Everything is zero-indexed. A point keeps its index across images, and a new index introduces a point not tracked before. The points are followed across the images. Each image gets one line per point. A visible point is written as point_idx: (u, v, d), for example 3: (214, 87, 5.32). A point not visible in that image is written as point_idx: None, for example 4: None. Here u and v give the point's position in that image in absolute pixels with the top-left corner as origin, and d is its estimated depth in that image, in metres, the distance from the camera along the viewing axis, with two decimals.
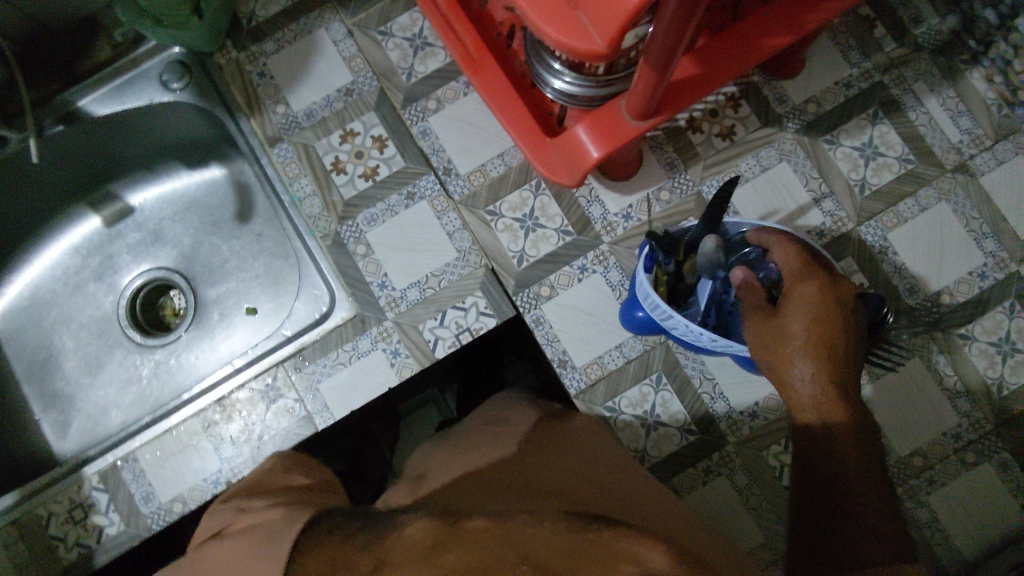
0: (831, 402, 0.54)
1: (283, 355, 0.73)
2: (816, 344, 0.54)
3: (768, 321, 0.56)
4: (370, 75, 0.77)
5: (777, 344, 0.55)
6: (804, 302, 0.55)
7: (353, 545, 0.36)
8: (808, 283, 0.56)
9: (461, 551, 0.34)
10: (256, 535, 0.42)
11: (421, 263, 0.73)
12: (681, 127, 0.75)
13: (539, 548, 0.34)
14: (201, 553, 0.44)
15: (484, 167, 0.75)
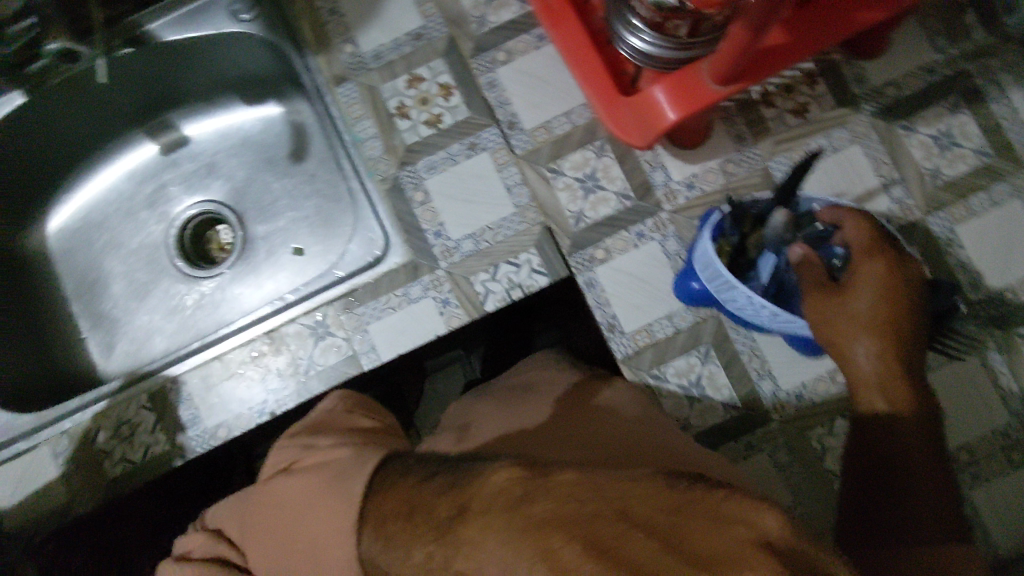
0: (893, 378, 0.56)
1: (335, 295, 0.73)
2: (876, 321, 0.56)
3: (829, 299, 0.57)
4: (441, 21, 0.76)
5: (840, 322, 0.57)
6: (869, 279, 0.57)
7: (428, 487, 0.40)
8: (872, 260, 0.57)
9: (548, 500, 0.36)
10: (326, 471, 0.48)
11: (478, 215, 0.73)
12: (753, 100, 0.73)
13: (624, 498, 0.36)
14: (275, 485, 0.51)
15: (549, 124, 0.74)
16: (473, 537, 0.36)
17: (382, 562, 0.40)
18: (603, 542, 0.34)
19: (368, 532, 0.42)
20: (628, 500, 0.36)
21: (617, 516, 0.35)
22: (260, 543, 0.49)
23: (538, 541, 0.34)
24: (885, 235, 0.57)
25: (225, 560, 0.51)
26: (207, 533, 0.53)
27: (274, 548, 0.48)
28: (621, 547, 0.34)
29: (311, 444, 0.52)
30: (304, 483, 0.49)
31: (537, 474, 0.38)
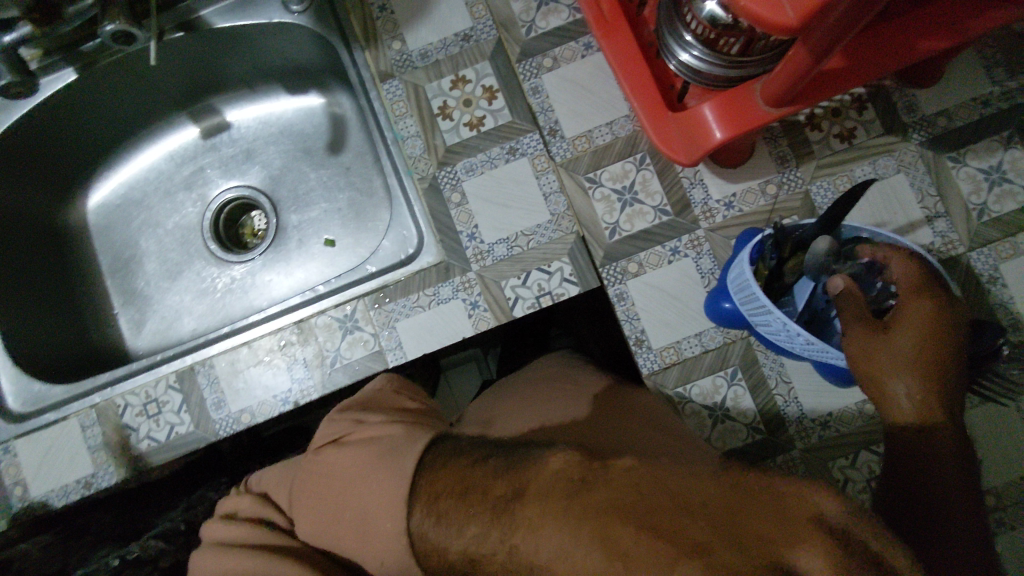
0: (932, 419, 0.54)
1: (366, 290, 0.74)
2: (919, 365, 0.55)
3: (873, 333, 0.55)
4: (490, 24, 0.76)
5: (878, 359, 0.55)
6: (915, 321, 0.55)
7: (484, 469, 0.47)
8: (920, 304, 0.55)
9: (605, 488, 0.40)
10: (383, 444, 0.57)
11: (512, 219, 0.73)
12: (799, 122, 0.72)
13: (682, 489, 0.39)
14: (327, 455, 0.59)
15: (590, 133, 0.74)
16: (536, 516, 0.41)
17: (432, 534, 0.48)
18: (662, 526, 0.37)
19: (417, 507, 0.51)
20: (689, 494, 0.39)
21: (663, 513, 0.38)
22: (312, 521, 0.58)
23: (602, 525, 0.39)
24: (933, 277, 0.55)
25: (261, 521, 0.62)
26: (252, 499, 0.65)
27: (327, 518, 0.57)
28: (677, 529, 0.37)
29: (362, 420, 0.60)
30: (352, 456, 0.57)
31: (594, 465, 0.43)
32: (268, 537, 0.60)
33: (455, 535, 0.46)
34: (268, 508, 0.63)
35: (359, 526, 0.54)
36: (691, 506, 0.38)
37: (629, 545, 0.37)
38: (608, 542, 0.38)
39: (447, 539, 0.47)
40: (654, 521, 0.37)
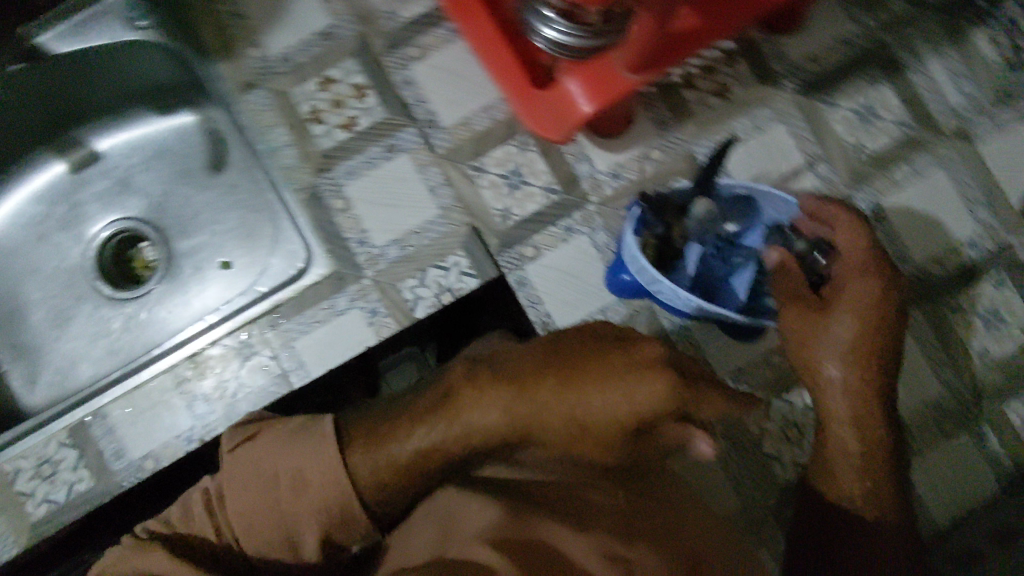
0: (863, 395, 0.61)
1: (259, 312, 0.71)
2: (854, 350, 0.60)
3: (806, 310, 0.60)
4: (350, 19, 0.73)
5: (811, 333, 0.61)
6: (861, 300, 0.60)
7: (403, 400, 0.55)
8: (861, 279, 0.60)
9: (504, 364, 0.53)
10: (290, 422, 0.55)
11: (401, 219, 0.71)
12: (674, 83, 0.71)
13: (561, 350, 0.52)
14: (240, 456, 0.54)
15: (468, 121, 0.72)
16: (463, 396, 0.52)
17: (382, 462, 0.52)
18: (574, 377, 0.50)
19: (359, 449, 0.52)
20: (574, 351, 0.52)
21: (551, 370, 0.51)
22: (250, 523, 0.53)
23: (524, 389, 0.51)
24: (879, 258, 0.60)
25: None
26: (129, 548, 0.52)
27: (269, 517, 0.52)
28: (583, 377, 0.50)
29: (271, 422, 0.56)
30: (278, 441, 0.53)
31: (478, 359, 0.55)
32: (172, 571, 0.49)
33: (404, 438, 0.52)
34: (154, 544, 0.51)
35: (299, 504, 0.52)
36: (557, 354, 0.52)
37: (542, 389, 0.50)
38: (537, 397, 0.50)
39: (392, 445, 0.52)
40: (547, 373, 0.51)
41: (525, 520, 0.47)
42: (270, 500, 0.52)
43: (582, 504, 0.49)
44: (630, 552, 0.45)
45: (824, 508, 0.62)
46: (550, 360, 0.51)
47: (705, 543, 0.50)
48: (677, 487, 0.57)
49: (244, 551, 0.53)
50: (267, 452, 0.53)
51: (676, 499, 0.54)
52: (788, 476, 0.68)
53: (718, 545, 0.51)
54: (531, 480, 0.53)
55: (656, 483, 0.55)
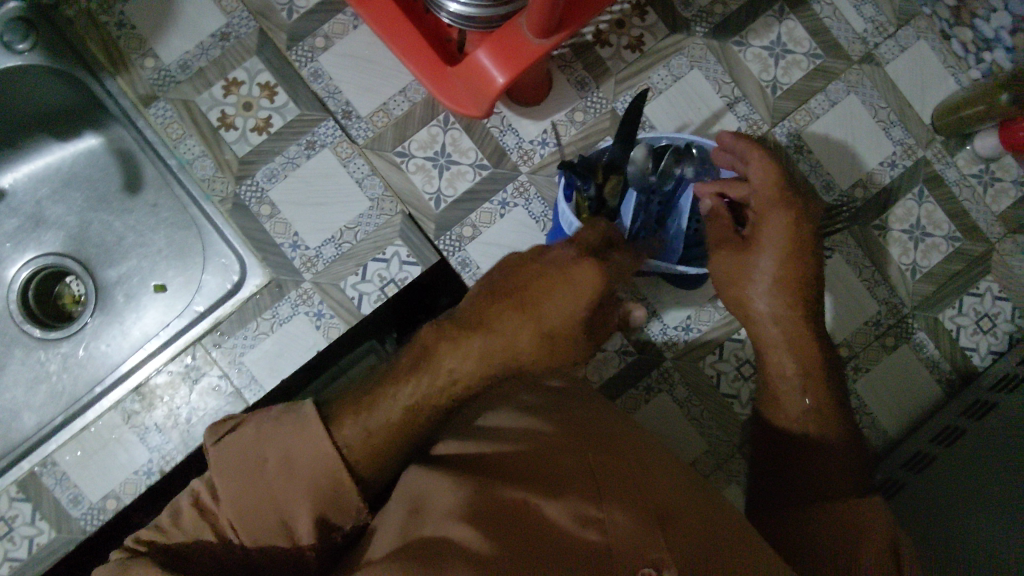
0: (794, 328, 0.58)
1: (200, 333, 0.69)
2: (782, 280, 0.57)
3: (732, 250, 0.59)
4: (246, 16, 0.70)
5: (739, 272, 0.59)
6: (773, 233, 0.57)
7: (378, 372, 0.55)
8: (777, 209, 0.57)
9: (470, 306, 0.54)
10: (266, 412, 0.51)
11: (332, 216, 0.69)
12: (588, 42, 0.71)
13: (513, 275, 0.54)
14: (227, 450, 0.49)
15: (386, 106, 0.70)
16: (441, 350, 0.52)
17: (371, 427, 0.50)
18: (534, 296, 0.52)
19: (346, 420, 0.50)
20: (527, 270, 0.53)
21: (508, 299, 0.53)
22: (250, 516, 0.47)
23: (496, 315, 0.53)
24: (790, 185, 0.56)
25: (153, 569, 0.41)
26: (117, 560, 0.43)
27: (266, 508, 0.47)
28: (540, 292, 0.52)
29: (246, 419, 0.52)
30: (266, 427, 0.49)
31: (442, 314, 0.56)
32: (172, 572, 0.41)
33: (390, 400, 0.51)
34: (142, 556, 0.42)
35: (295, 490, 0.48)
36: (512, 278, 0.54)
37: (503, 320, 0.53)
38: (510, 318, 0.52)
39: (381, 407, 0.51)
40: (503, 304, 0.53)
41: (494, 496, 0.42)
42: (267, 488, 0.48)
43: (556, 469, 0.44)
44: (601, 514, 0.40)
45: (776, 451, 0.57)
46: (501, 290, 0.54)
47: (687, 499, 0.44)
48: (647, 434, 0.52)
49: (244, 544, 0.47)
50: (253, 445, 0.49)
51: (647, 441, 0.50)
52: (748, 413, 0.71)
53: (698, 495, 0.45)
54: (502, 452, 0.46)
55: (622, 422, 0.51)
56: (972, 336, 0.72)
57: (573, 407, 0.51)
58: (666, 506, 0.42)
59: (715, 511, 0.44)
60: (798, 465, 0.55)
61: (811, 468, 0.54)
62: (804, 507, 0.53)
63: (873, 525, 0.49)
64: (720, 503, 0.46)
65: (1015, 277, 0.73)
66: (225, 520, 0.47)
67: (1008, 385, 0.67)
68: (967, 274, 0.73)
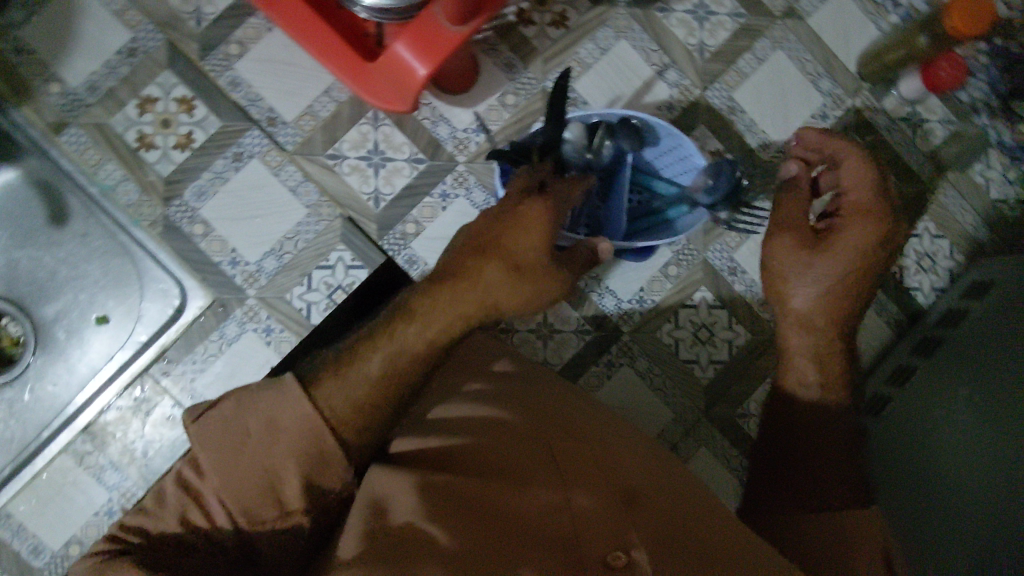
0: (831, 336, 0.52)
1: (146, 363, 0.67)
2: (834, 289, 0.51)
3: (792, 244, 0.52)
4: (152, 28, 0.66)
5: (781, 268, 0.53)
6: (853, 240, 0.49)
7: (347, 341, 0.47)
8: (864, 219, 0.50)
9: (443, 265, 0.49)
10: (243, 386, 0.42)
11: (269, 228, 0.67)
12: (511, 22, 0.70)
13: (482, 225, 0.50)
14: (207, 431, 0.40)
15: (311, 109, 0.68)
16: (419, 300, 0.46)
17: (356, 396, 0.42)
18: (503, 249, 0.48)
19: (327, 385, 0.42)
20: (493, 218, 0.50)
21: (484, 251, 0.48)
22: (235, 487, 0.40)
23: (475, 265, 0.48)
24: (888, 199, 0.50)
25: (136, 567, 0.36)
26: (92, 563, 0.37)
27: (251, 476, 0.40)
28: (510, 239, 0.49)
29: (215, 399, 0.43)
30: (249, 393, 0.41)
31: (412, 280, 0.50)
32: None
33: (371, 360, 0.44)
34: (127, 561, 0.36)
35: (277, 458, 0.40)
36: (484, 229, 0.49)
37: (481, 266, 0.48)
38: (488, 270, 0.48)
39: (358, 365, 0.43)
40: (477, 256, 0.48)
41: (461, 489, 0.38)
42: (244, 454, 0.40)
43: (519, 457, 0.41)
44: (564, 500, 0.38)
45: (787, 437, 0.52)
46: (475, 241, 0.49)
47: (655, 482, 0.41)
48: (606, 414, 0.48)
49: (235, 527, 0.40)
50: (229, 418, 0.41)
51: (609, 424, 0.47)
52: (709, 376, 0.71)
53: (667, 476, 0.43)
54: (465, 441, 0.42)
55: (584, 406, 0.48)
56: (915, 276, 0.74)
57: (530, 389, 0.48)
58: (635, 491, 0.40)
59: (687, 491, 0.42)
60: (800, 458, 0.50)
61: (813, 456, 0.50)
62: (800, 506, 0.48)
63: (867, 537, 0.44)
64: (687, 480, 0.44)
65: (950, 214, 0.75)
66: (208, 493, 0.40)
67: (951, 320, 0.69)
68: (904, 216, 0.74)
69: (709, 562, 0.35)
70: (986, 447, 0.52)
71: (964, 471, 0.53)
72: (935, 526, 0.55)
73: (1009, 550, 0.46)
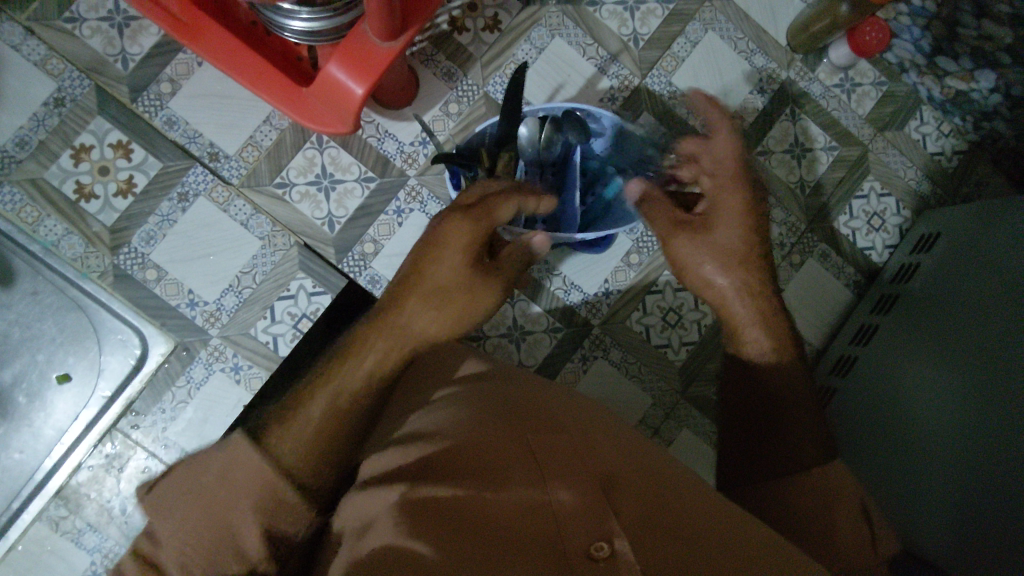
0: (763, 312, 0.53)
1: (114, 417, 0.65)
2: (734, 254, 0.54)
3: (689, 229, 0.55)
4: (77, 75, 0.64)
5: (689, 255, 0.55)
6: (728, 207, 0.55)
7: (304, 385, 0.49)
8: (732, 190, 0.55)
9: (379, 306, 0.52)
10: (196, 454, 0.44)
11: (224, 265, 0.66)
12: (444, 31, 0.69)
13: (407, 266, 0.53)
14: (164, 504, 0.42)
15: (253, 139, 0.66)
16: (356, 340, 0.50)
17: (305, 436, 0.44)
18: (427, 279, 0.52)
19: (277, 433, 0.44)
20: (416, 253, 0.53)
21: (409, 283, 0.52)
22: (199, 552, 0.41)
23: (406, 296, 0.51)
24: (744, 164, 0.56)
25: None
26: None
27: (213, 534, 0.41)
28: (431, 263, 0.52)
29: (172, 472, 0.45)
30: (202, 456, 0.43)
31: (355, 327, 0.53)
32: None
33: (314, 402, 0.46)
34: None
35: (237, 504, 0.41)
36: (409, 265, 0.53)
37: (407, 300, 0.51)
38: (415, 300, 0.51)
39: (304, 408, 0.46)
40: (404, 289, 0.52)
41: (442, 502, 0.36)
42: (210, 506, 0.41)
43: (501, 455, 0.38)
44: (544, 496, 0.36)
45: (747, 408, 0.52)
46: (403, 277, 0.53)
47: (636, 470, 0.40)
48: (572, 399, 0.48)
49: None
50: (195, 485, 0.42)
51: (583, 412, 0.45)
52: (682, 357, 0.72)
53: (648, 463, 0.42)
54: (442, 444, 0.39)
55: (557, 396, 0.47)
56: (867, 236, 0.76)
57: (501, 386, 0.46)
58: (618, 480, 0.38)
59: (668, 479, 0.41)
60: (778, 420, 0.50)
61: (789, 423, 0.49)
62: (772, 474, 0.48)
63: (836, 494, 0.46)
64: (668, 465, 0.43)
65: (893, 172, 0.77)
66: (172, 562, 0.40)
67: (906, 274, 0.71)
68: (850, 179, 0.76)
69: (699, 549, 0.35)
70: (954, 391, 0.53)
71: (936, 416, 0.54)
72: (903, 463, 0.56)
73: (984, 482, 0.47)
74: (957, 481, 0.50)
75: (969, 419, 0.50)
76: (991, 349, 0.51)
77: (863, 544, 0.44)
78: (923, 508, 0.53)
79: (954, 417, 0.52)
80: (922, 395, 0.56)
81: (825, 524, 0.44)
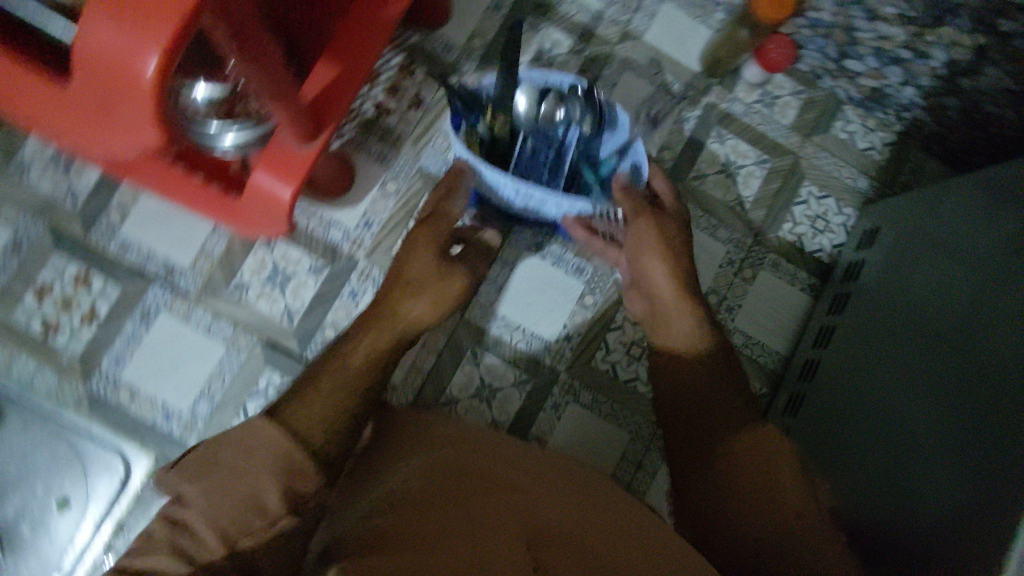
0: (688, 325, 0.56)
1: (106, 540, 0.67)
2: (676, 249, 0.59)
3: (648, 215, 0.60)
4: (30, 219, 0.68)
5: (648, 235, 0.60)
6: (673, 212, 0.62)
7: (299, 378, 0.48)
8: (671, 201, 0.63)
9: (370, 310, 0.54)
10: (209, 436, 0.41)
11: (193, 374, 0.68)
12: (371, 116, 0.72)
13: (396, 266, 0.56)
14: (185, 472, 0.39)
15: (204, 250, 0.69)
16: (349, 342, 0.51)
17: (315, 415, 0.44)
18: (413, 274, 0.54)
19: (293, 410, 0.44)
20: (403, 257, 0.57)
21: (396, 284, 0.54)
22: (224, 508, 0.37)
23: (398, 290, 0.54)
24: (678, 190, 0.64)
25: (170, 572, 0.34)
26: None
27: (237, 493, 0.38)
28: (419, 257, 0.56)
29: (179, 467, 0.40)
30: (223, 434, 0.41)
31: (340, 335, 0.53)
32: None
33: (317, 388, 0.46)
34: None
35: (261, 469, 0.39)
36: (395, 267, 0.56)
37: (400, 296, 0.53)
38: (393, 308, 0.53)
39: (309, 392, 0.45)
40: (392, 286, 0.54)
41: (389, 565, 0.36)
42: (229, 481, 0.38)
43: (452, 535, 0.40)
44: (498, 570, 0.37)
45: (701, 426, 0.53)
46: (391, 278, 0.55)
47: (596, 538, 0.42)
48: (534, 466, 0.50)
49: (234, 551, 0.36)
50: (212, 448, 0.41)
51: (544, 484, 0.48)
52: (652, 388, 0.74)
53: (608, 534, 0.43)
54: (396, 517, 0.41)
55: (516, 463, 0.49)
56: (814, 239, 0.78)
57: (458, 459, 0.48)
58: (573, 549, 0.41)
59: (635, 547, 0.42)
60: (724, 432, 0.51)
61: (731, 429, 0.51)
62: (727, 487, 0.48)
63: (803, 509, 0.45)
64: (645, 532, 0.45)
65: (827, 174, 0.79)
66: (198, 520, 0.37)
67: (854, 273, 0.72)
68: (786, 188, 0.78)
69: None
70: (926, 377, 0.52)
71: (915, 409, 0.52)
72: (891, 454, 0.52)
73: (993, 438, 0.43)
74: (955, 459, 0.45)
75: (938, 404, 0.49)
76: (966, 332, 0.50)
77: (830, 544, 0.43)
78: (923, 500, 0.47)
79: (941, 402, 0.49)
80: (901, 387, 0.55)
81: (785, 537, 0.44)
